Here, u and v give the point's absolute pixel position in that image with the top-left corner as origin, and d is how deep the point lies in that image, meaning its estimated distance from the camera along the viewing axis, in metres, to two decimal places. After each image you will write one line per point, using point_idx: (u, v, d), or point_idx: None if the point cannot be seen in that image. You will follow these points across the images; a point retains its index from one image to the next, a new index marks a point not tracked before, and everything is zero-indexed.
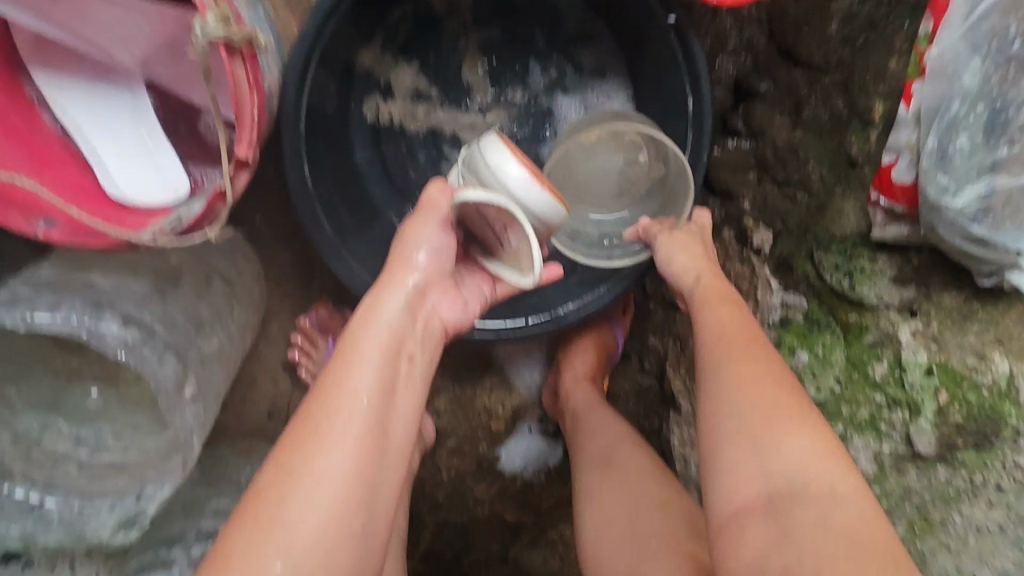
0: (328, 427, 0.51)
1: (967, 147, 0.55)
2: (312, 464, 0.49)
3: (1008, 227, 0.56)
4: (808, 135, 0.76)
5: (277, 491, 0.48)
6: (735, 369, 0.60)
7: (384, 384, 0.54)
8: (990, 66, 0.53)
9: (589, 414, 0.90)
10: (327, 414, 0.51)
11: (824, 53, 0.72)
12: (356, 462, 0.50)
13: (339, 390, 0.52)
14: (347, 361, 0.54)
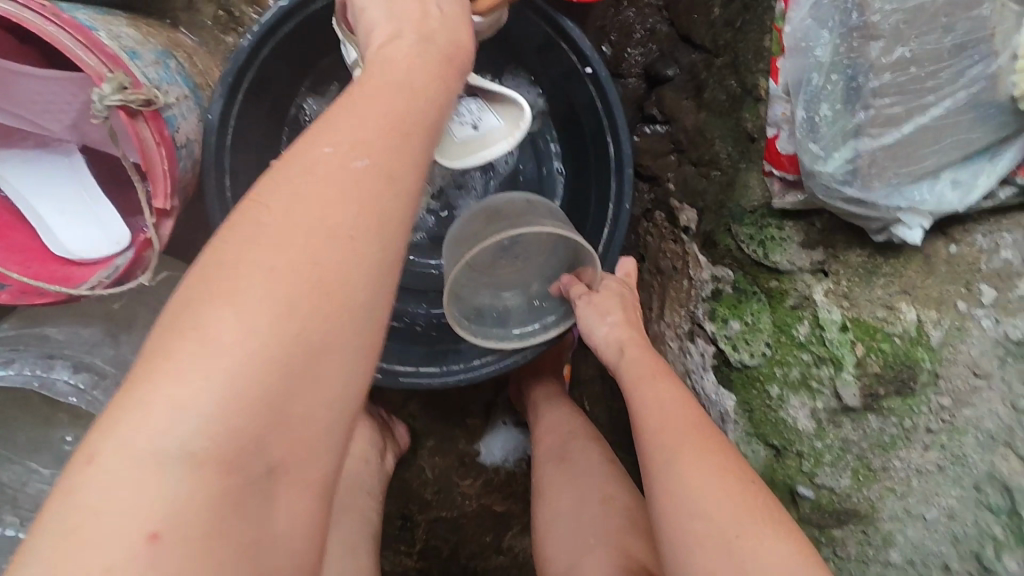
0: (302, 217, 0.40)
1: (830, 114, 0.59)
2: (301, 198, 0.41)
3: (878, 186, 0.59)
4: (710, 115, 0.80)
5: (298, 179, 0.41)
6: (665, 448, 0.62)
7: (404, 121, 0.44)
8: (837, 38, 0.57)
9: (546, 407, 1.00)
10: (302, 198, 0.41)
11: (713, 37, 0.77)
12: (348, 217, 0.41)
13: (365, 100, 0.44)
14: (334, 138, 0.42)
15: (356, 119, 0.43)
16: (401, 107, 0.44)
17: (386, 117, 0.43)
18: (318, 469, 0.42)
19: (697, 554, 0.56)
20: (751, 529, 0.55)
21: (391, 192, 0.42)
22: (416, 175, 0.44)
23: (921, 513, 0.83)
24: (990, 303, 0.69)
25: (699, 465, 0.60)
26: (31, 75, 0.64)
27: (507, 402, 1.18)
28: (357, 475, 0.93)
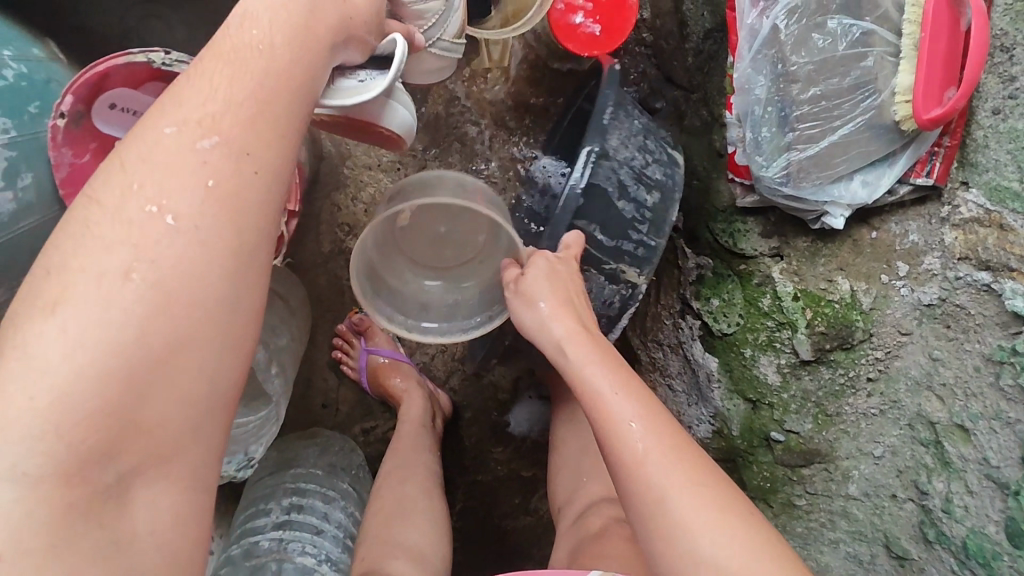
0: (149, 204, 0.50)
1: (768, 135, 0.83)
2: (150, 203, 0.50)
3: (806, 186, 0.82)
4: (690, 138, 1.03)
5: (145, 184, 0.51)
6: (618, 429, 0.69)
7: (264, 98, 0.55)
8: (770, 82, 0.81)
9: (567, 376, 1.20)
10: (156, 180, 0.51)
11: (689, 77, 1.01)
12: (190, 218, 0.51)
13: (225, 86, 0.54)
14: (184, 125, 0.53)
15: (210, 98, 0.54)
16: (267, 83, 0.56)
17: (234, 109, 0.54)
18: (185, 448, 0.50)
19: (656, 523, 0.64)
20: (682, 491, 0.64)
21: (251, 175, 0.54)
22: (273, 153, 0.55)
23: (871, 450, 1.02)
24: (905, 275, 0.91)
25: (648, 438, 0.68)
26: None
27: (532, 379, 1.36)
28: (412, 432, 1.13)
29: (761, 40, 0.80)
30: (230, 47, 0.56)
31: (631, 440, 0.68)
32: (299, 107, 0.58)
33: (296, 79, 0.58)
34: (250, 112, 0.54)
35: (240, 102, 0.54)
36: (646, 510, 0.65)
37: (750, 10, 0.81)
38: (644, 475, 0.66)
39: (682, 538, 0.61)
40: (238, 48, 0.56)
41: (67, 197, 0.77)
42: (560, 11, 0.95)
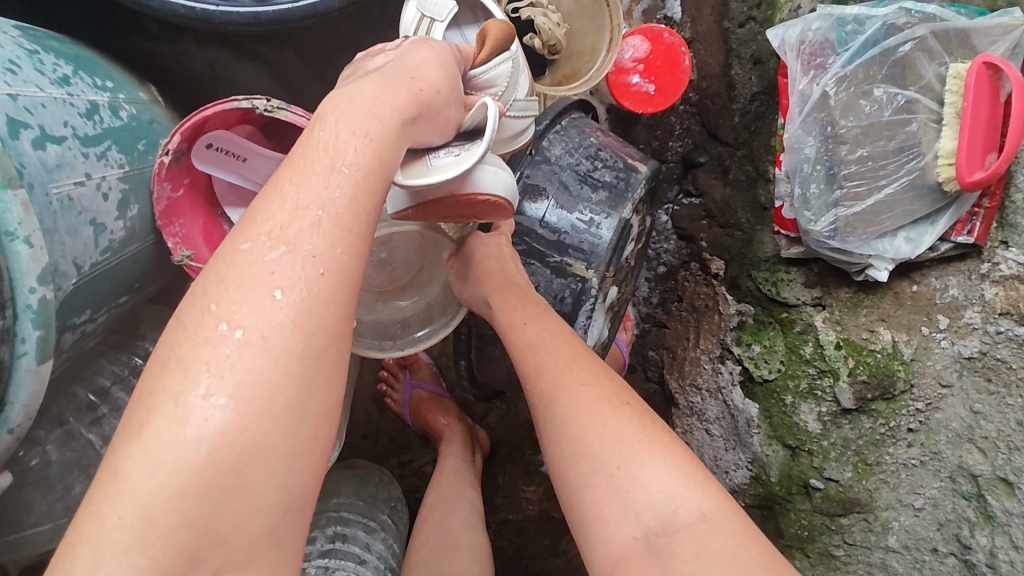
0: (224, 313, 0.51)
1: (816, 192, 0.87)
2: (226, 311, 0.51)
3: (853, 240, 0.87)
4: (733, 191, 1.10)
5: (220, 291, 0.51)
6: (549, 391, 0.72)
7: (356, 199, 0.56)
8: (820, 143, 0.86)
9: None
10: (234, 295, 0.51)
11: (734, 134, 1.07)
12: (263, 325, 0.50)
13: (303, 181, 0.55)
14: (260, 237, 0.53)
15: (282, 208, 0.54)
16: (345, 182, 0.56)
17: (314, 215, 0.54)
18: (261, 555, 0.49)
19: (579, 474, 0.66)
20: (604, 440, 0.65)
21: (319, 276, 0.53)
22: (337, 251, 0.54)
23: (911, 502, 1.02)
24: (945, 327, 0.94)
25: (572, 397, 0.69)
26: (274, 158, 0.91)
27: None
28: (456, 466, 1.15)
29: (811, 105, 0.86)
30: (306, 152, 0.57)
31: (559, 400, 0.70)
32: (372, 193, 0.58)
33: (372, 170, 0.58)
34: (319, 214, 0.54)
35: (308, 208, 0.54)
36: (572, 462, 0.66)
37: (801, 77, 0.87)
38: (570, 428, 0.68)
39: (606, 481, 0.64)
40: (309, 151, 0.57)
41: (164, 227, 0.83)
42: (616, 74, 1.03)
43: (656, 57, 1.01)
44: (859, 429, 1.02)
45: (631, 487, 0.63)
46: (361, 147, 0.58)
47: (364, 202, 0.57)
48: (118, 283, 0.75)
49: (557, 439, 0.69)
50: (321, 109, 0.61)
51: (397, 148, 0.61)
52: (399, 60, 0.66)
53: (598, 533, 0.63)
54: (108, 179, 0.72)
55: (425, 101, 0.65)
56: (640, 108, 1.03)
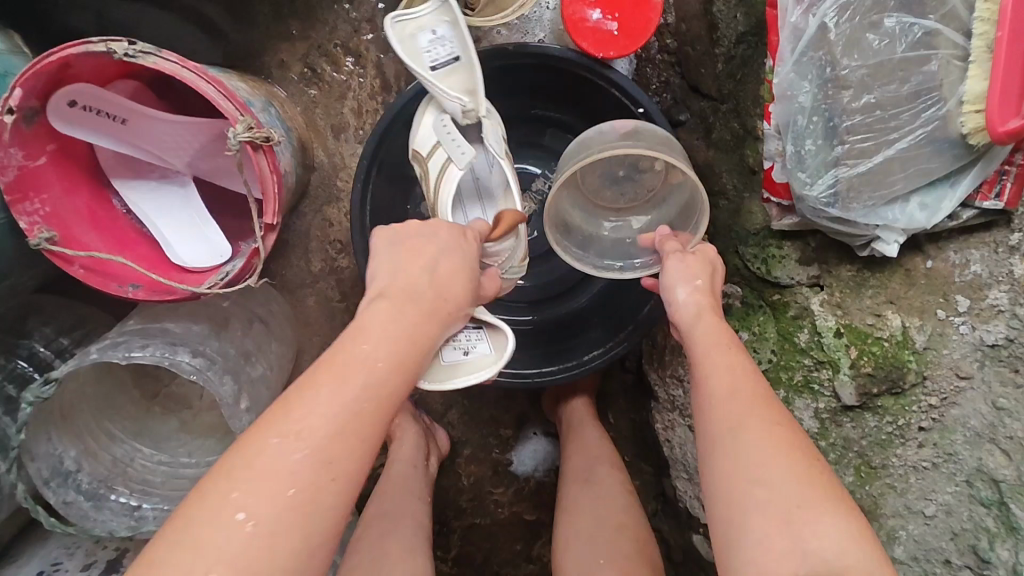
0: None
1: (813, 149, 0.72)
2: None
3: (856, 208, 0.72)
4: (718, 153, 0.94)
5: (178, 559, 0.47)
6: (700, 352, 0.65)
7: (345, 456, 0.52)
8: (817, 88, 0.71)
9: (583, 426, 1.09)
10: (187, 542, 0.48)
11: (718, 86, 0.90)
12: None
13: (290, 434, 0.51)
14: (242, 481, 0.50)
15: (258, 461, 0.50)
16: (340, 414, 0.53)
17: (290, 472, 0.50)
18: None
19: (718, 442, 0.58)
20: (766, 410, 0.58)
21: (285, 542, 0.49)
22: (310, 514, 0.50)
23: (921, 509, 0.86)
24: (966, 311, 0.79)
25: (736, 359, 0.63)
26: (165, 119, 0.78)
27: (539, 414, 1.27)
28: (406, 478, 1.02)
29: (806, 41, 0.70)
30: (304, 394, 0.53)
31: (707, 359, 0.64)
32: (364, 445, 0.53)
33: (368, 411, 0.54)
34: (312, 457, 0.51)
35: (287, 463, 0.50)
36: (714, 429, 0.59)
37: (794, 8, 0.71)
38: (715, 388, 0.61)
39: (742, 451, 0.56)
40: (303, 399, 0.53)
41: (13, 203, 0.70)
42: (572, 13, 0.87)
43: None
44: (857, 432, 0.88)
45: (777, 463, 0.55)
46: (372, 386, 0.55)
47: (359, 453, 0.53)
48: None
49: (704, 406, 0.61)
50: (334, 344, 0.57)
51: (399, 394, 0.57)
52: (425, 269, 0.63)
53: (736, 518, 0.54)
54: None
55: (433, 323, 0.60)
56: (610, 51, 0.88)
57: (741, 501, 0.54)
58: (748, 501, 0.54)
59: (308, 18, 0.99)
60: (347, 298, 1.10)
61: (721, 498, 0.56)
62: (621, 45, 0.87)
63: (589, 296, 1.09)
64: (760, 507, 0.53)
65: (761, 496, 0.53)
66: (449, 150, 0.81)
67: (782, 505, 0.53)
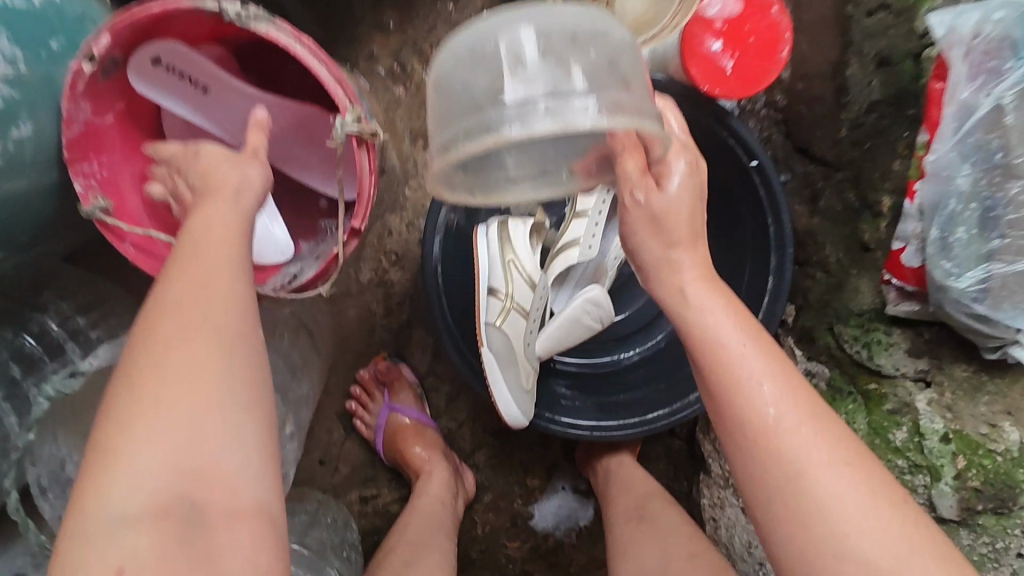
0: (114, 511, 0.40)
1: (965, 237, 0.66)
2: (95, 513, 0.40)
3: (1006, 308, 0.65)
4: (824, 222, 0.87)
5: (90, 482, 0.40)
6: (739, 374, 0.54)
7: (222, 372, 0.44)
8: (981, 172, 0.64)
9: (619, 467, 1.00)
10: (111, 491, 0.40)
11: (837, 152, 0.84)
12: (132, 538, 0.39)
13: (166, 355, 0.43)
14: (155, 413, 0.42)
15: (172, 382, 0.42)
16: (214, 348, 0.44)
17: (169, 393, 0.42)
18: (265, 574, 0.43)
19: (770, 461, 0.51)
20: (831, 448, 0.51)
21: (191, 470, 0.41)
22: (208, 443, 0.42)
23: None
24: None
25: (783, 380, 0.53)
26: (248, 95, 0.70)
27: (571, 468, 1.16)
28: (433, 513, 0.94)
29: (975, 122, 0.64)
30: (156, 306, 0.45)
31: (748, 383, 0.53)
32: (242, 370, 0.45)
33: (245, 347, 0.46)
34: (198, 355, 0.43)
35: (207, 386, 0.43)
36: (784, 468, 0.51)
37: (966, 84, 0.65)
38: (768, 419, 0.52)
39: (827, 495, 0.49)
40: (196, 316, 0.45)
41: (72, 161, 0.61)
42: (690, 31, 0.76)
43: (752, 32, 0.75)
44: None
45: (864, 502, 0.49)
46: (232, 282, 0.47)
47: (235, 310, 0.47)
48: None
49: (756, 439, 0.52)
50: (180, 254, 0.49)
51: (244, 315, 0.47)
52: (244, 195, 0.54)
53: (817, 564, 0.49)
54: None
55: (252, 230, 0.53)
56: (722, 91, 0.78)
57: (839, 549, 0.48)
58: (840, 547, 0.48)
59: (405, 11, 0.92)
60: (391, 314, 1.03)
61: (797, 542, 0.50)
62: (737, 88, 0.77)
63: (653, 351, 1.01)
64: (860, 552, 0.48)
65: (861, 541, 0.48)
66: (584, 229, 0.91)
67: (888, 551, 0.48)
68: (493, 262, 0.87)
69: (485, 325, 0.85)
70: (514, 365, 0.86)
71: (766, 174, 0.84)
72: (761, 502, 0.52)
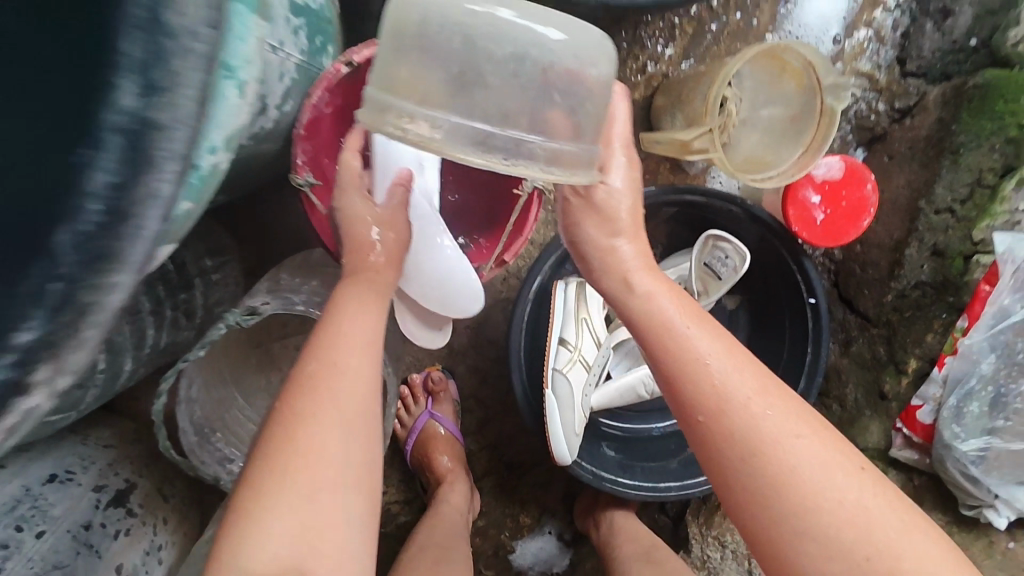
0: (268, 516, 0.54)
1: (976, 411, 0.83)
2: (260, 503, 0.55)
3: (994, 476, 0.82)
4: (852, 364, 1.02)
5: (260, 487, 0.55)
6: (688, 354, 0.61)
7: (341, 420, 0.58)
8: (1002, 365, 0.82)
9: (623, 521, 1.11)
10: (244, 556, 0.53)
11: (877, 311, 0.99)
12: (283, 531, 0.54)
13: (317, 402, 0.58)
14: (299, 438, 0.57)
15: (311, 412, 0.58)
16: (346, 401, 0.59)
17: (301, 412, 0.58)
18: None
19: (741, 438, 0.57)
20: (779, 422, 0.57)
21: (310, 494, 0.55)
22: (323, 476, 0.56)
23: None
24: None
25: (727, 360, 0.60)
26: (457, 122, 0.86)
27: (562, 516, 1.25)
28: (452, 511, 1.01)
29: (1008, 325, 0.81)
30: (318, 343, 0.62)
31: (693, 366, 0.60)
32: (366, 414, 0.60)
33: (365, 403, 0.60)
34: (333, 405, 0.58)
35: (328, 424, 0.58)
36: (740, 449, 0.57)
37: (1008, 292, 0.81)
38: (717, 396, 0.58)
39: (781, 469, 0.55)
40: (327, 376, 0.59)
41: (300, 139, 0.70)
42: (798, 180, 0.93)
43: (846, 198, 0.92)
44: None
45: (820, 476, 0.54)
46: (360, 357, 0.62)
47: (359, 375, 0.61)
48: (231, 175, 0.64)
49: (709, 421, 0.58)
50: (332, 304, 0.66)
51: (369, 367, 0.62)
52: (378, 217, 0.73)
53: (779, 535, 0.55)
54: (287, 59, 0.61)
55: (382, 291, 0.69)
56: (808, 235, 0.94)
57: (804, 529, 0.53)
58: (804, 518, 0.53)
59: None
60: (455, 333, 1.13)
61: (758, 510, 0.56)
62: (818, 236, 0.93)
63: (675, 430, 1.12)
64: (824, 517, 0.53)
65: (829, 513, 0.53)
66: None
67: (858, 507, 0.53)
68: (568, 316, 0.98)
69: (552, 368, 0.95)
70: (571, 407, 0.94)
71: (821, 310, 0.96)
72: (721, 478, 0.58)
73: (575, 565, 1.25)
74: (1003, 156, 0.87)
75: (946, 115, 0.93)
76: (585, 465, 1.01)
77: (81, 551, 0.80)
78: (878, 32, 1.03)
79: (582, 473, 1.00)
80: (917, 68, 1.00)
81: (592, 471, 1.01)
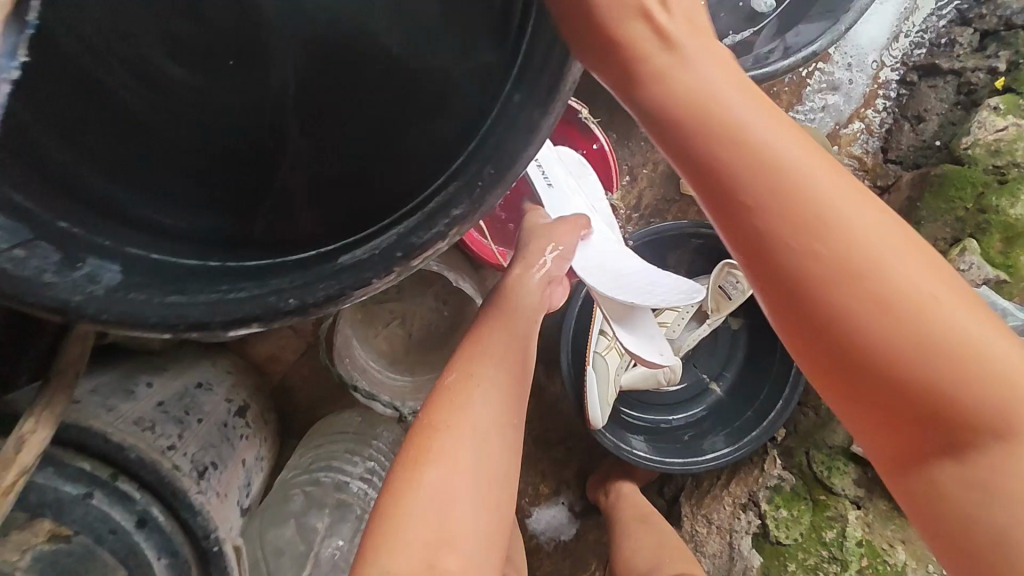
0: (422, 492, 0.66)
1: None
2: (415, 481, 0.67)
3: None
4: None
5: (416, 467, 0.68)
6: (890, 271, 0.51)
7: (485, 425, 0.70)
8: None
9: (630, 493, 1.32)
10: (399, 525, 0.65)
11: None
12: (432, 504, 0.66)
13: (462, 405, 0.71)
14: (449, 432, 0.69)
15: (457, 413, 0.70)
16: (488, 410, 0.71)
17: (451, 415, 0.70)
18: None
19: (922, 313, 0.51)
20: (980, 324, 0.52)
21: (455, 480, 0.67)
22: (465, 468, 0.68)
23: None
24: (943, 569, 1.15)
25: (857, 210, 0.52)
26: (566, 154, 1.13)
27: (573, 490, 1.47)
28: None
29: None
30: (466, 356, 0.75)
31: (902, 291, 0.51)
32: (502, 421, 0.72)
33: (501, 415, 0.72)
34: (477, 408, 0.70)
35: (471, 425, 0.70)
36: (919, 342, 0.51)
37: None
38: (927, 317, 0.51)
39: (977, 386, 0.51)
40: (472, 385, 0.72)
41: None
42: None
43: None
44: None
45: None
46: (497, 372, 0.74)
47: (498, 389, 0.73)
48: None
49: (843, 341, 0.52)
50: (497, 316, 0.79)
51: (503, 381, 0.73)
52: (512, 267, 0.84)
53: (959, 517, 0.55)
54: None
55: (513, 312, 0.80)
56: None
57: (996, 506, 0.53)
58: (941, 411, 0.52)
59: (616, 131, 1.32)
60: None
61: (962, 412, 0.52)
62: None
63: (679, 423, 1.36)
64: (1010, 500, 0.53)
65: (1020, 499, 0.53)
66: (673, 318, 1.29)
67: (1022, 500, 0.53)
68: None
69: (593, 351, 1.18)
70: (605, 384, 1.19)
71: None
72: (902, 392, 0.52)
73: (580, 534, 1.46)
74: (953, 229, 1.17)
75: (914, 195, 1.22)
76: (607, 435, 1.23)
77: (222, 441, 1.02)
78: (869, 125, 1.30)
79: (604, 438, 1.23)
80: (896, 157, 1.29)
81: (613, 441, 1.24)
